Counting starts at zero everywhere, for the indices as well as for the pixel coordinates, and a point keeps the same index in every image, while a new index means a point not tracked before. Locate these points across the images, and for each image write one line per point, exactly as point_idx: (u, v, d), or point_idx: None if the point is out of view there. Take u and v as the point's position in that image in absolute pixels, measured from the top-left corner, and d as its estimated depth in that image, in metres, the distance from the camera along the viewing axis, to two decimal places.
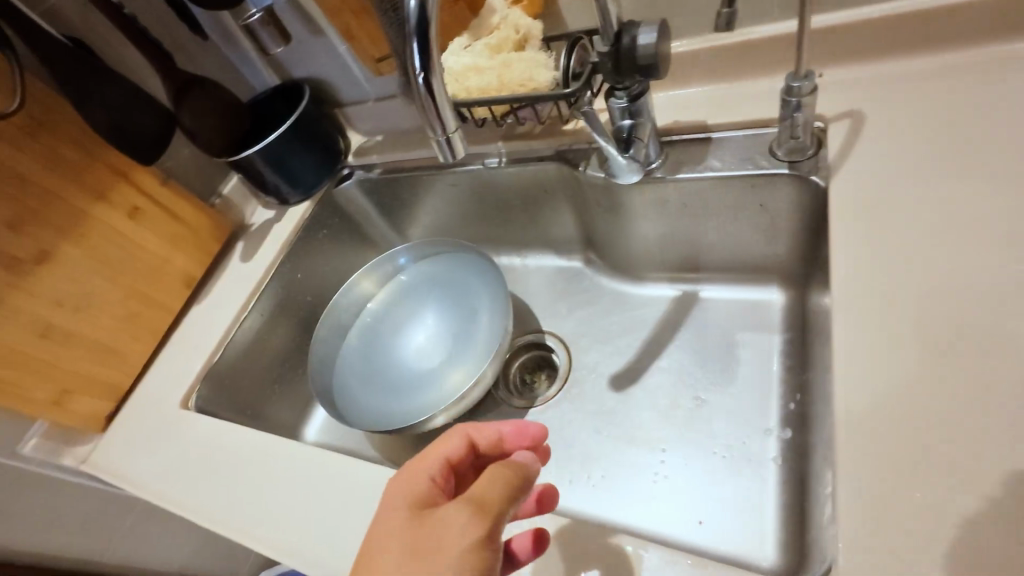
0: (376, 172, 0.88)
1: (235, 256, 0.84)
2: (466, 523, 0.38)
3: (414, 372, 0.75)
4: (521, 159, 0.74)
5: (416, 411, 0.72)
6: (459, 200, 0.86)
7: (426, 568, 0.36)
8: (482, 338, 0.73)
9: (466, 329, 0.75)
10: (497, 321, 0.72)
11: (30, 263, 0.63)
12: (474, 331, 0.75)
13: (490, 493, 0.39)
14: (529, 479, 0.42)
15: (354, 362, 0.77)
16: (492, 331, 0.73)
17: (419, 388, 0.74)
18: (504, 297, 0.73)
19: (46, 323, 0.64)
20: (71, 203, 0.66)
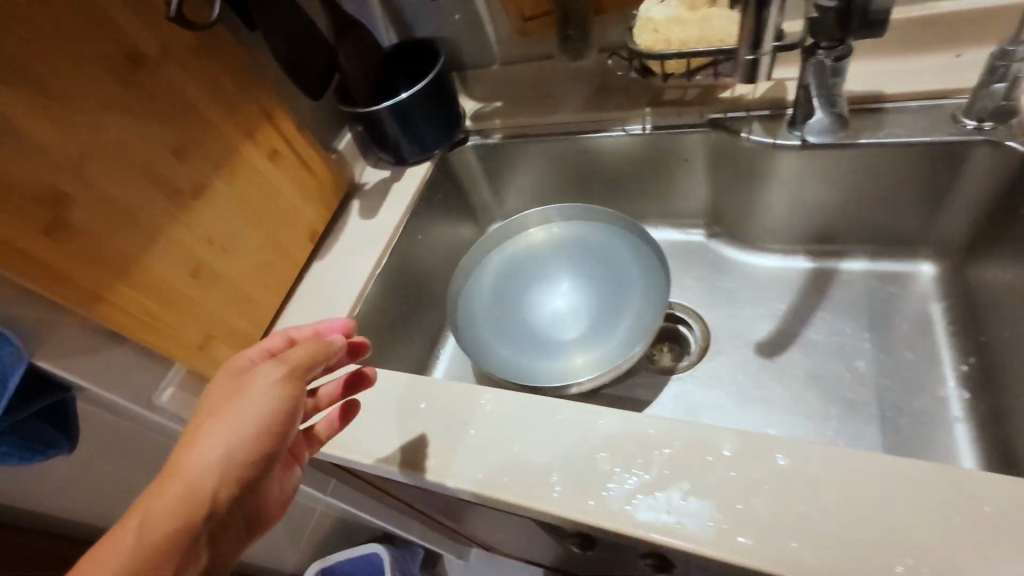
0: (496, 138, 0.86)
1: (353, 213, 0.81)
2: (270, 371, 0.50)
3: (540, 332, 0.75)
4: (670, 125, 0.75)
5: (529, 372, 0.71)
6: (581, 169, 0.85)
7: (237, 404, 0.49)
8: (620, 334, 0.71)
9: (603, 315, 0.74)
10: (650, 316, 0.70)
11: (189, 194, 0.58)
12: (615, 319, 0.73)
13: (296, 354, 0.52)
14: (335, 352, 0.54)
15: (488, 298, 0.78)
16: (641, 323, 0.71)
17: (538, 352, 0.73)
18: (662, 295, 0.71)
19: (196, 262, 0.59)
20: (225, 137, 0.62)
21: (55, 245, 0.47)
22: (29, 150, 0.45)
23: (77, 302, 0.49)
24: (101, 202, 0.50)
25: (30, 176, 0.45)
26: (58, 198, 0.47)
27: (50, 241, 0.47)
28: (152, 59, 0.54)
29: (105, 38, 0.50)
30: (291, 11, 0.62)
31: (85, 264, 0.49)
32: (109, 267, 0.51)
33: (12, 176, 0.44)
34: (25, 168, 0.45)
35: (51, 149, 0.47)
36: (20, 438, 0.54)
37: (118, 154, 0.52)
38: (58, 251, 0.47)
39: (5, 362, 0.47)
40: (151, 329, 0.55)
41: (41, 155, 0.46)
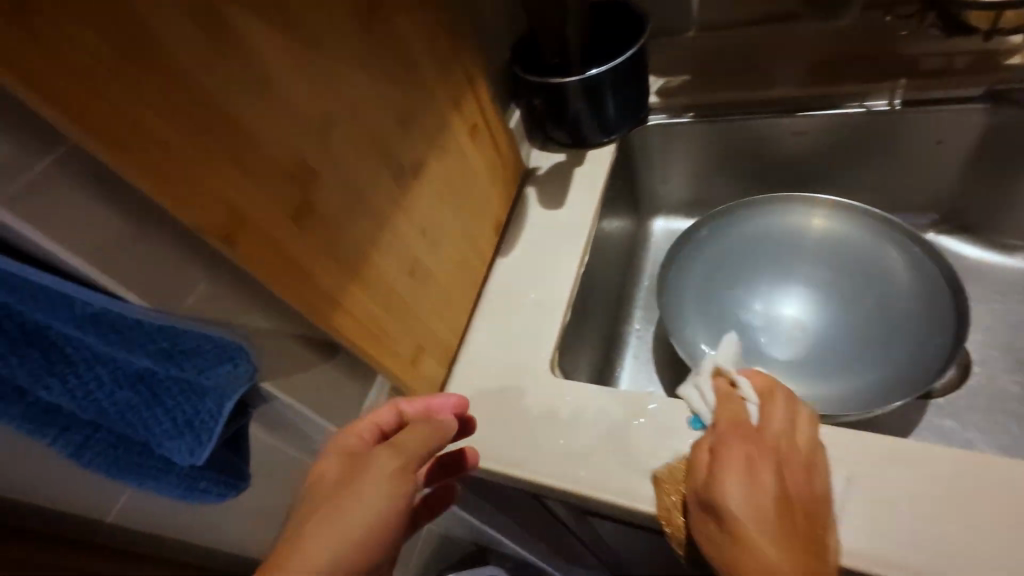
0: (688, 117, 0.74)
1: (531, 203, 0.70)
2: (382, 460, 0.42)
3: (747, 325, 0.67)
4: (932, 100, 0.64)
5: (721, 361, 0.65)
6: (788, 156, 0.74)
7: (344, 500, 0.41)
8: (840, 382, 0.62)
9: (827, 351, 0.64)
10: (909, 375, 0.60)
11: (411, 173, 0.47)
12: (837, 365, 0.64)
13: (408, 440, 0.43)
14: (447, 435, 0.44)
15: (713, 274, 0.69)
16: (894, 379, 0.61)
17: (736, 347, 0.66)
18: (936, 358, 0.60)
19: (414, 257, 0.49)
20: (439, 107, 0.51)
21: (302, 236, 0.36)
22: (282, 109, 0.34)
23: (316, 310, 0.38)
24: (341, 181, 0.39)
25: (282, 145, 0.34)
26: (305, 174, 0.36)
27: (297, 229, 0.36)
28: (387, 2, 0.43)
29: None
30: None
31: (325, 263, 0.38)
32: (347, 265, 0.41)
33: (266, 142, 0.33)
34: (277, 132, 0.34)
35: (300, 109, 0.35)
36: (219, 472, 0.45)
37: (356, 120, 0.40)
38: (303, 243, 0.36)
39: (239, 384, 0.37)
40: (378, 342, 0.45)
41: (292, 117, 0.35)
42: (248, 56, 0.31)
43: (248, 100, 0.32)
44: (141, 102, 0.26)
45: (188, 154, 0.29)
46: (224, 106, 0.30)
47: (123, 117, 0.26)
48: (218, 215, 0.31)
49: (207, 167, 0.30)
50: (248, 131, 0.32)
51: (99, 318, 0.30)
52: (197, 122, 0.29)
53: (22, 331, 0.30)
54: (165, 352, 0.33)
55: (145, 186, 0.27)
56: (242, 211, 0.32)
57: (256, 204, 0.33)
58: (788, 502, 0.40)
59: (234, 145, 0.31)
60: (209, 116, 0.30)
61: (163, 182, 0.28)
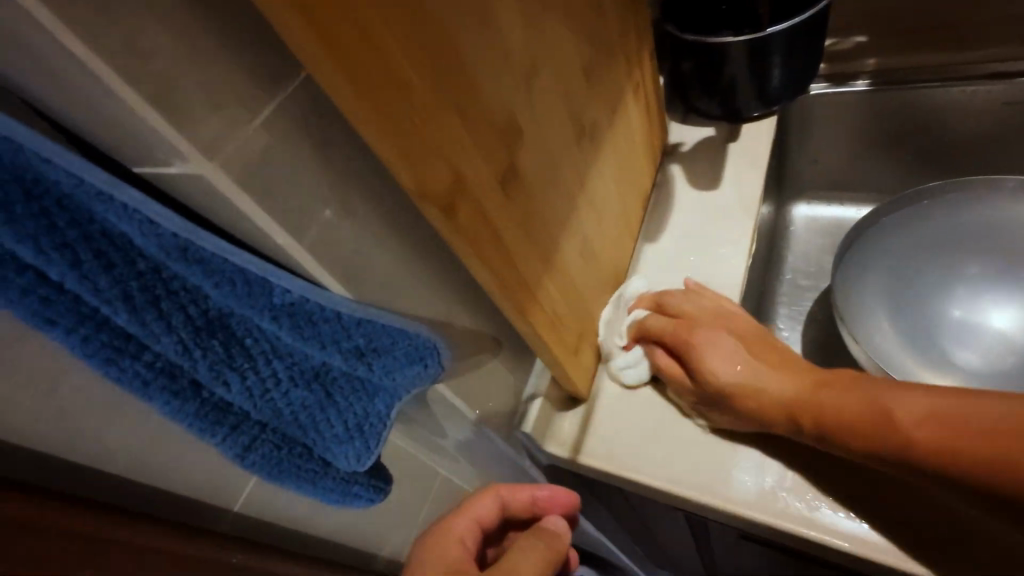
0: (863, 84, 0.65)
1: (679, 183, 0.61)
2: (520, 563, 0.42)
3: (941, 328, 0.57)
4: None
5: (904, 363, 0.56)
6: (985, 131, 0.63)
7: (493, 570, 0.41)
8: None
9: None
10: None
11: (593, 138, 0.40)
12: None
13: (523, 563, 0.42)
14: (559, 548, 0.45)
15: (902, 263, 0.60)
16: None
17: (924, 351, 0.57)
18: None
19: (585, 242, 0.42)
20: (617, 65, 0.43)
21: (507, 207, 0.30)
22: (501, 50, 0.27)
23: (513, 300, 0.32)
24: (542, 147, 0.33)
25: (497, 94, 0.27)
26: (513, 133, 0.29)
27: (504, 200, 0.29)
28: None
29: None
30: None
31: (525, 244, 0.32)
32: (540, 247, 0.34)
33: (484, 89, 0.26)
34: (494, 79, 0.27)
35: (515, 52, 0.28)
36: (371, 475, 0.39)
37: (557, 71, 0.33)
38: (507, 218, 0.30)
39: (418, 385, 0.33)
40: (553, 340, 0.38)
41: (508, 59, 0.28)
42: None
43: (474, 35, 0.25)
44: (385, 25, 0.20)
45: (420, 100, 0.22)
46: (454, 44, 0.24)
47: (368, 43, 0.19)
48: (440, 180, 0.24)
49: (434, 117, 0.23)
50: (470, 75, 0.25)
51: (297, 307, 0.25)
52: (429, 58, 0.23)
53: (206, 318, 0.26)
54: (357, 350, 0.29)
55: (376, 137, 0.21)
56: (462, 175, 0.26)
57: (474, 167, 0.26)
58: (789, 362, 0.43)
59: (458, 93, 0.25)
60: (441, 51, 0.23)
61: (397, 136, 0.22)
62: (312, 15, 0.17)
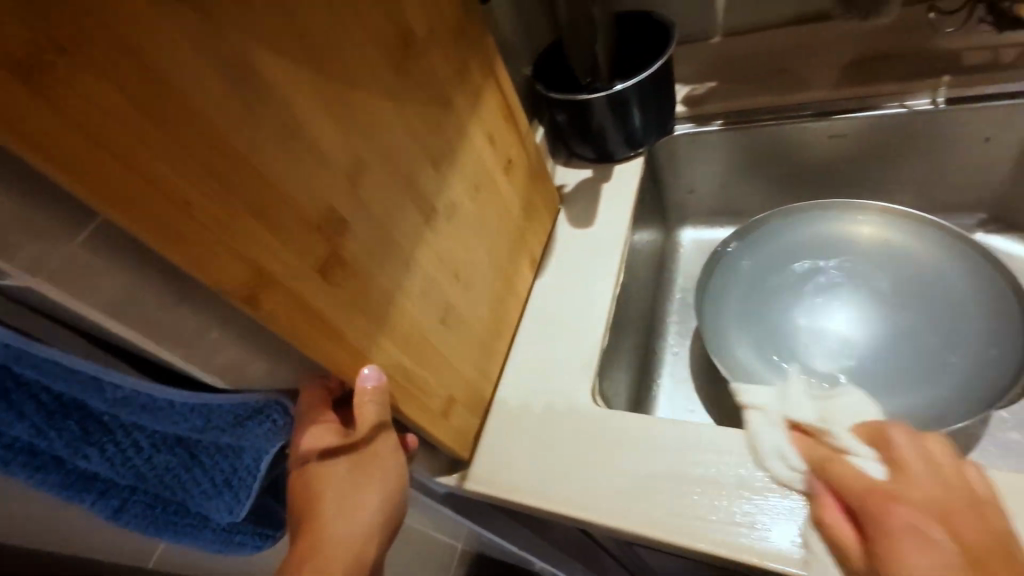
0: (717, 124, 0.72)
1: (561, 224, 0.67)
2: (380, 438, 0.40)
3: (790, 343, 0.63)
4: (977, 98, 0.60)
5: (766, 383, 0.61)
6: (820, 158, 0.71)
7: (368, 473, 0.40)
8: (892, 402, 0.57)
9: (878, 370, 0.60)
10: (962, 398, 0.55)
11: (443, 212, 0.45)
12: (889, 383, 0.59)
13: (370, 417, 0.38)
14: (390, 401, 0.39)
15: (740, 282, 0.66)
16: (944, 406, 0.56)
17: (778, 366, 0.62)
18: (1002, 382, 0.54)
19: (444, 303, 0.46)
20: (468, 132, 0.48)
21: (331, 292, 0.35)
22: (307, 159, 0.32)
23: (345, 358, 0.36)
24: (372, 227, 0.38)
25: (306, 192, 0.33)
26: (331, 222, 0.34)
27: (326, 283, 0.34)
28: (421, 38, 0.41)
29: (385, 11, 0.37)
30: None
31: (354, 310, 0.37)
32: (372, 312, 0.38)
33: (292, 192, 0.32)
34: (304, 183, 0.32)
35: (325, 152, 0.34)
36: (256, 523, 0.42)
37: (383, 156, 0.38)
38: (332, 296, 0.35)
39: None
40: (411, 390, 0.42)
41: (319, 167, 0.33)
42: (275, 107, 0.30)
43: (268, 150, 0.30)
44: (163, 162, 0.25)
45: (210, 217, 0.28)
46: (252, 159, 0.29)
47: (147, 180, 0.25)
48: (240, 276, 0.29)
49: (230, 230, 0.29)
50: (271, 183, 0.30)
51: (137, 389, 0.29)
52: (216, 176, 0.28)
53: (60, 402, 0.29)
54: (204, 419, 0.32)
55: (167, 251, 0.26)
56: (268, 269, 0.31)
57: (281, 261, 0.31)
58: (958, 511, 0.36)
59: (257, 200, 0.30)
60: (231, 168, 0.28)
61: (187, 244, 0.27)
62: (89, 176, 0.23)
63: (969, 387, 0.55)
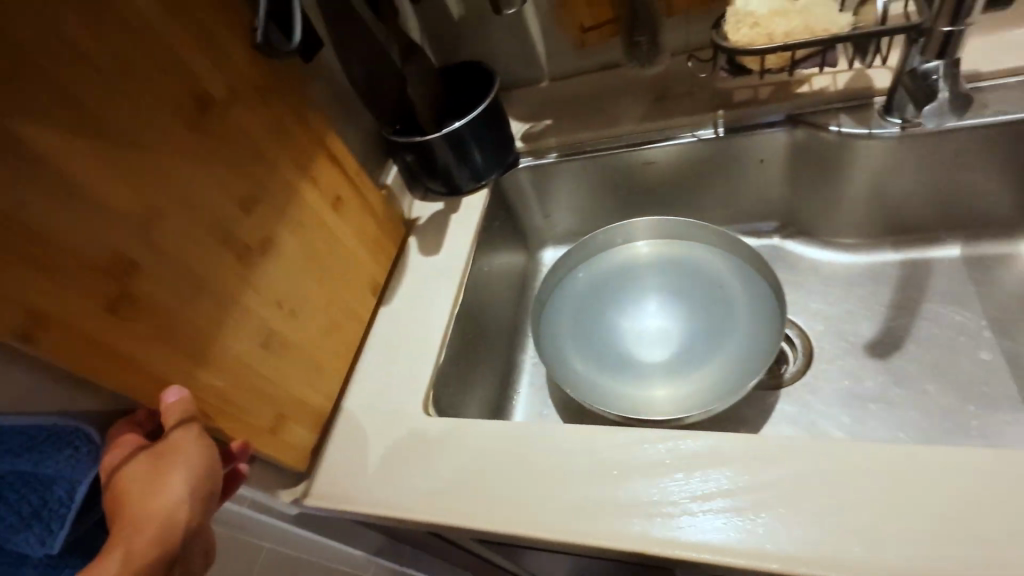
0: (551, 157, 0.81)
1: (412, 253, 0.74)
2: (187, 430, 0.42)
3: (627, 355, 0.70)
4: (744, 127, 0.72)
5: (615, 394, 0.67)
6: (641, 182, 0.81)
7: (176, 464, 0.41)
8: (714, 377, 0.65)
9: (695, 351, 0.68)
10: (757, 358, 0.65)
11: (257, 250, 0.50)
12: (706, 359, 0.67)
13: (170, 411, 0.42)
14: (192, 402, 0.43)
15: (566, 311, 0.73)
16: (746, 367, 0.65)
17: (618, 372, 0.69)
18: (777, 334, 0.65)
19: (267, 331, 0.52)
20: (285, 176, 0.53)
21: (123, 326, 0.39)
22: (86, 211, 0.37)
23: (143, 387, 0.40)
24: (172, 266, 0.42)
25: (87, 240, 0.37)
26: (120, 264, 0.39)
27: (117, 318, 0.38)
28: (219, 100, 0.46)
29: (173, 77, 0.42)
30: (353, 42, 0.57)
31: (153, 342, 0.41)
32: (176, 344, 0.43)
33: (71, 239, 0.36)
34: (85, 232, 0.37)
35: (109, 203, 0.38)
36: None
37: (182, 203, 0.43)
38: (123, 330, 0.39)
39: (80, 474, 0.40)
40: (225, 414, 0.47)
41: (101, 215, 0.37)
42: (45, 168, 0.35)
43: (39, 206, 0.34)
44: None
45: None
46: (20, 214, 0.33)
47: None
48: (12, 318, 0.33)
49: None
50: (45, 234, 0.35)
51: None
52: None
53: None
54: None
55: None
56: (46, 310, 0.35)
57: (59, 300, 0.35)
58: None
59: (27, 250, 0.34)
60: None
61: None
62: None
63: (758, 343, 0.65)
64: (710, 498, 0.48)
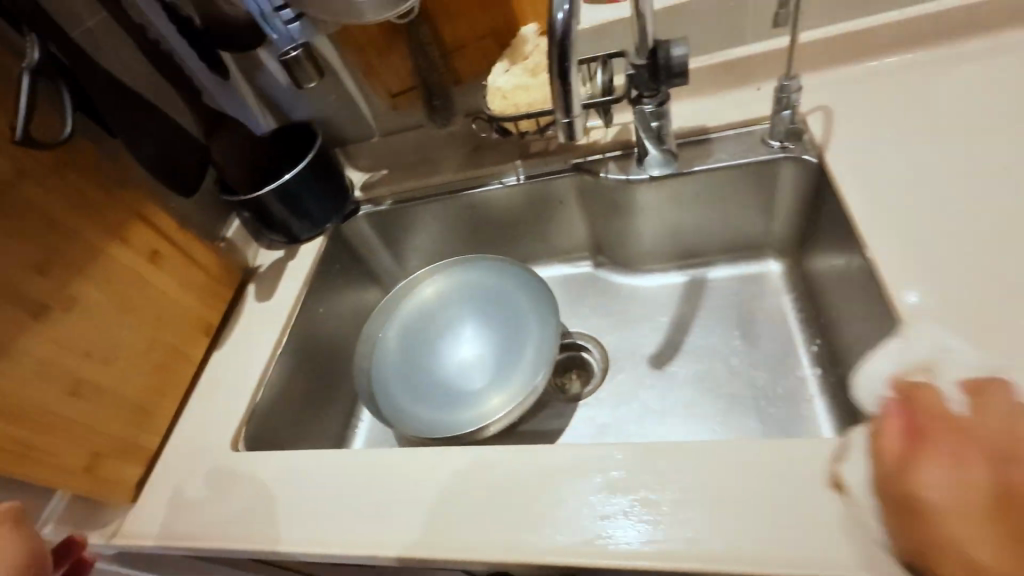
0: (386, 204, 0.90)
1: (249, 300, 0.82)
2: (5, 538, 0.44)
3: (459, 386, 0.77)
4: (539, 174, 0.83)
5: (456, 422, 0.73)
6: (470, 222, 0.91)
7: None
8: (525, 369, 0.74)
9: (508, 357, 0.77)
10: (547, 344, 0.74)
11: (57, 307, 0.58)
12: (517, 359, 0.76)
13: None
14: (18, 510, 0.46)
15: (391, 363, 0.79)
16: (542, 352, 0.74)
17: (459, 403, 0.75)
18: (556, 317, 0.75)
19: (75, 378, 0.60)
20: (86, 240, 0.61)
21: None
22: None
23: None
24: None
25: None
26: None
27: None
28: (9, 181, 0.55)
29: None
30: (153, 118, 0.66)
31: None
32: None
33: None
34: None
35: None
36: None
37: None
38: None
39: None
40: (21, 458, 0.55)
41: None
42: None
43: None
44: None
45: None
46: None
47: None
48: None
49: None
50: None
51: None
52: None
53: None
54: None
55: None
56: None
57: None
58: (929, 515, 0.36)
59: None
60: None
61: None
62: None
63: (545, 329, 0.75)
64: (609, 505, 0.50)
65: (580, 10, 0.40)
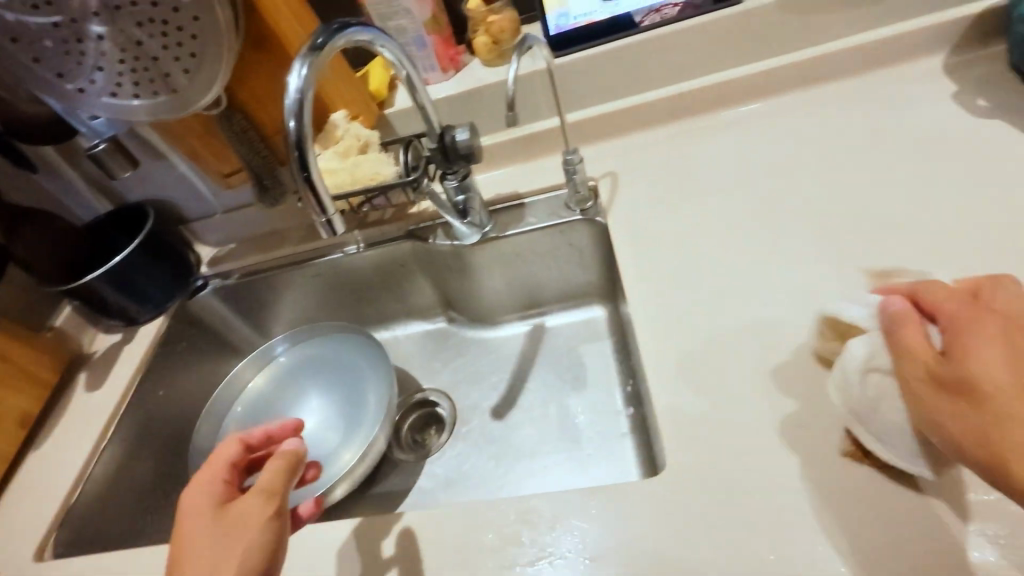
0: (233, 278, 0.90)
1: (78, 389, 0.79)
2: (262, 508, 0.48)
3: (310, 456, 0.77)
4: (377, 243, 0.87)
5: None
6: (324, 290, 0.93)
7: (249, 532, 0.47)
8: (370, 419, 0.77)
9: (354, 413, 0.79)
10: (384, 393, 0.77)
11: None
12: (363, 412, 0.78)
13: (270, 481, 0.50)
14: (298, 456, 0.53)
15: None
16: (381, 400, 0.77)
17: None
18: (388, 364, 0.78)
19: None
20: None
21: None
22: None
23: None
24: None
25: None
26: None
27: None
28: None
29: None
30: None
31: None
32: None
33: None
34: None
35: None
36: None
37: None
38: None
39: None
40: None
41: None
42: None
43: None
44: None
45: None
46: None
47: None
48: None
49: None
50: None
51: None
52: None
53: None
54: None
55: None
56: None
57: None
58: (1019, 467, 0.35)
59: None
60: None
61: None
62: None
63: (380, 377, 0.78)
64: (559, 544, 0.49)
65: (302, 124, 0.45)
